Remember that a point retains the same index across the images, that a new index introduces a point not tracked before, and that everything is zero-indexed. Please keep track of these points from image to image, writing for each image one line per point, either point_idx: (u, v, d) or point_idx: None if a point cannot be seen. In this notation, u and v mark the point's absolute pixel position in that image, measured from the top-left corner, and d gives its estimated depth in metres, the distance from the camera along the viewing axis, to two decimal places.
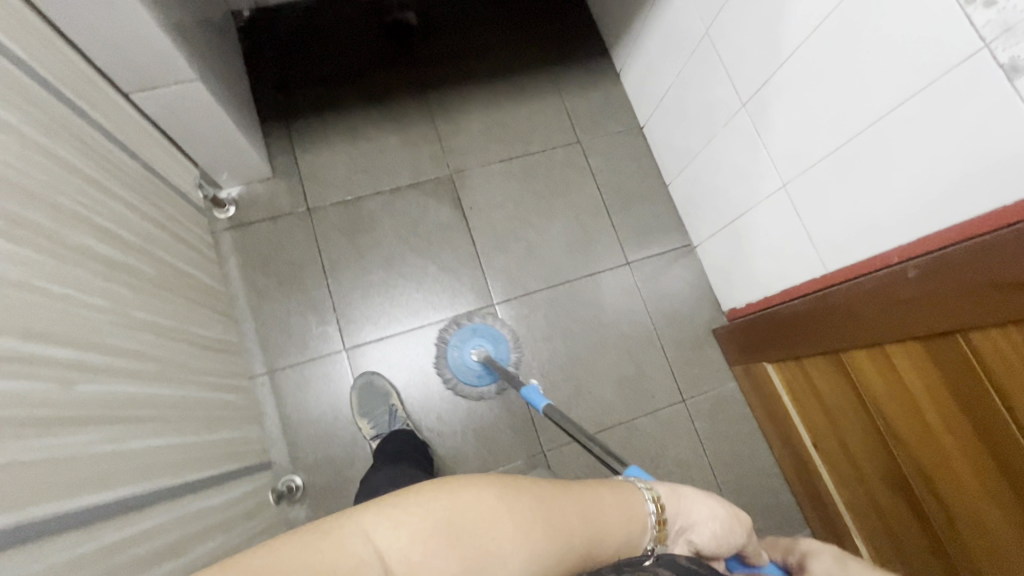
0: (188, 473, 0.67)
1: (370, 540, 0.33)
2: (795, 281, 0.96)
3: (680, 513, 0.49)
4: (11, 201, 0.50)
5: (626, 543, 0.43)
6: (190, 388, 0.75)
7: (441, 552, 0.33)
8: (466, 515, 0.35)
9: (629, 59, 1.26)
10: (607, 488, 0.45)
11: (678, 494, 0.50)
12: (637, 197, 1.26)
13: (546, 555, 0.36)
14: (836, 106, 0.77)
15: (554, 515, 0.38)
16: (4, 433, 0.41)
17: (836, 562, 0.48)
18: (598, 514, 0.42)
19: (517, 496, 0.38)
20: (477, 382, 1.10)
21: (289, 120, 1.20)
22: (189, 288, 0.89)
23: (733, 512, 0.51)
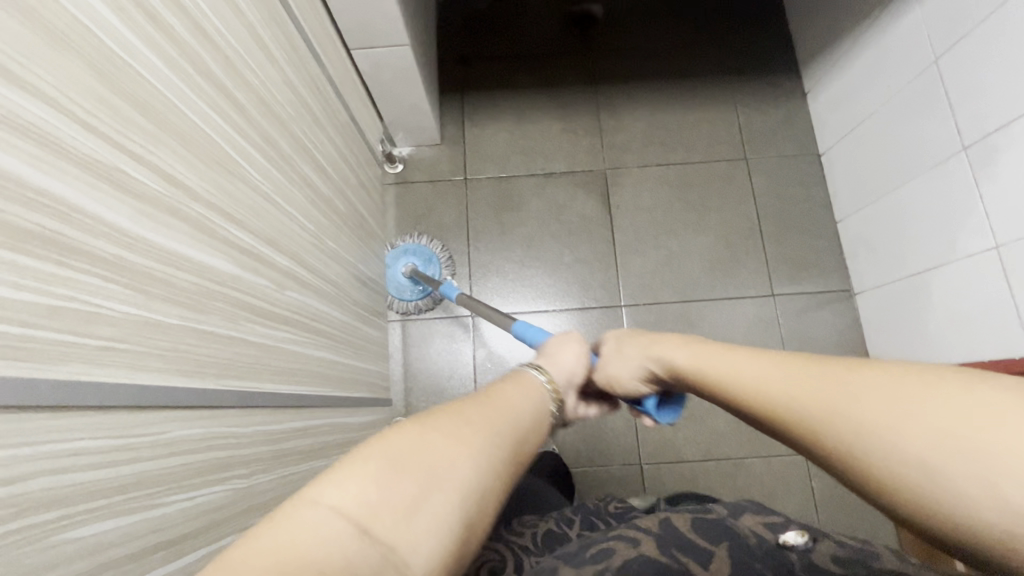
0: (338, 388, 0.75)
1: (320, 509, 0.27)
2: (987, 356, 0.83)
3: (562, 371, 0.56)
4: (270, 125, 0.59)
5: (552, 414, 0.45)
6: (349, 316, 0.83)
7: (394, 480, 0.30)
8: (400, 439, 0.32)
9: (825, 79, 1.16)
10: (511, 380, 0.47)
11: (547, 354, 0.58)
12: (797, 226, 1.17)
13: (497, 448, 0.35)
14: None
15: (482, 415, 0.37)
16: (237, 314, 0.49)
17: (618, 339, 0.59)
18: (515, 398, 0.43)
19: (438, 414, 0.36)
20: (411, 296, 1.12)
21: (465, 94, 1.27)
22: (360, 228, 0.98)
23: (576, 340, 0.61)
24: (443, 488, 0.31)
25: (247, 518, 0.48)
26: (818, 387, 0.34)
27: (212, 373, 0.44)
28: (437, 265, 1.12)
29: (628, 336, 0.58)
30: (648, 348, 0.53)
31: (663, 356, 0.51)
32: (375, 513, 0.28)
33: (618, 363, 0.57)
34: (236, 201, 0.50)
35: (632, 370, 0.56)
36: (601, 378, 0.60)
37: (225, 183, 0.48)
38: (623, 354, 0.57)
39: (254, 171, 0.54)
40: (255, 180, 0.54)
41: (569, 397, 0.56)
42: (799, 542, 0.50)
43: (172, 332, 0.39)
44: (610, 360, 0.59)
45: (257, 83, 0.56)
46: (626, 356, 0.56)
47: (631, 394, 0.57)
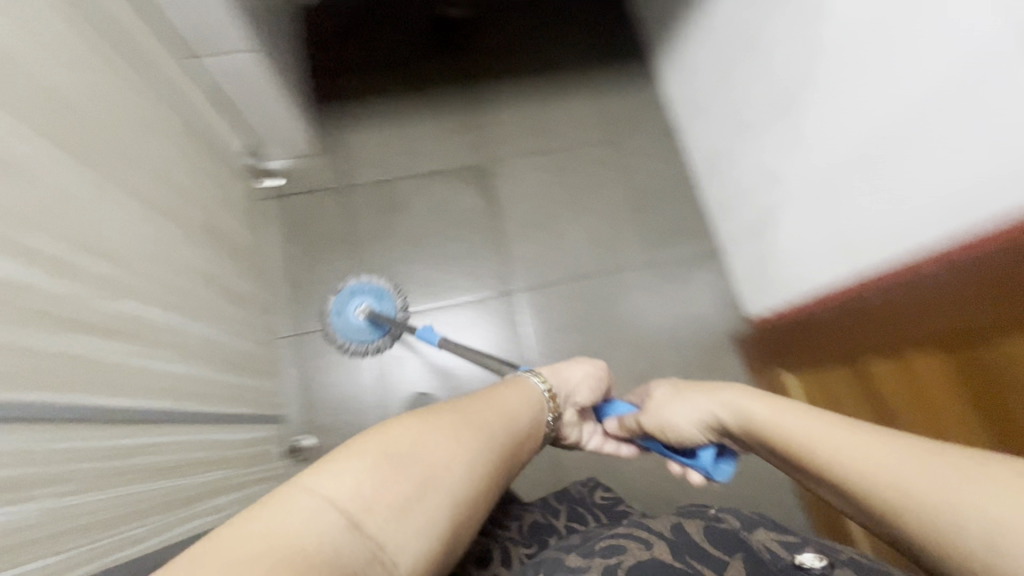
0: (201, 404, 0.71)
1: (318, 493, 0.36)
2: (820, 285, 0.92)
3: (561, 382, 0.69)
4: (77, 123, 0.56)
5: (527, 422, 0.56)
6: (209, 330, 0.79)
7: (389, 479, 0.39)
8: (397, 444, 0.41)
9: (667, 61, 1.27)
10: (505, 389, 0.59)
11: (557, 367, 0.70)
12: (665, 197, 1.26)
13: (475, 453, 0.45)
14: (863, 102, 0.74)
15: (467, 423, 0.48)
16: (40, 320, 0.46)
17: (670, 387, 0.65)
18: (499, 408, 0.54)
19: (435, 422, 0.46)
20: (365, 337, 1.08)
21: (335, 102, 1.26)
22: (222, 240, 0.94)
23: (594, 365, 0.73)
24: (427, 488, 0.40)
25: (69, 538, 0.43)
26: (904, 465, 0.37)
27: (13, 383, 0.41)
28: (393, 302, 1.10)
29: (686, 387, 0.63)
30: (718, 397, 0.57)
31: (739, 407, 0.54)
32: (365, 504, 0.37)
33: (678, 409, 0.61)
34: (28, 204, 0.47)
35: (695, 418, 0.59)
36: (651, 423, 0.64)
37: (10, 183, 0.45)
38: (683, 400, 0.61)
39: (57, 170, 0.51)
40: (59, 178, 0.51)
41: (568, 411, 0.69)
42: (815, 565, 0.48)
43: None
44: (668, 406, 0.62)
45: (54, 79, 0.53)
46: (687, 403, 0.60)
47: (685, 442, 0.61)
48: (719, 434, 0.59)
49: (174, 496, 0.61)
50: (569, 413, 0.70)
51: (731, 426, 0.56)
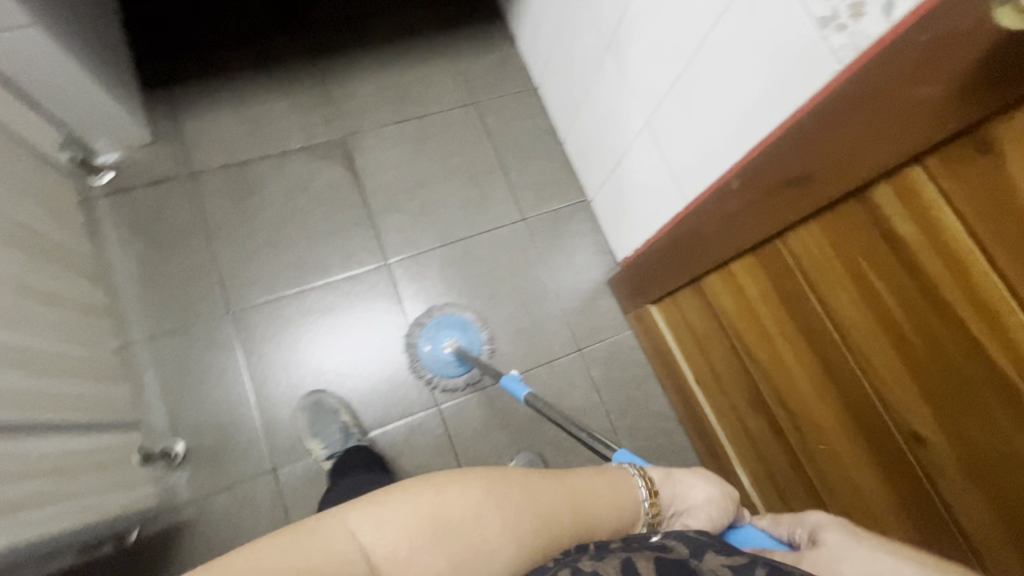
0: (17, 410, 0.65)
1: (357, 537, 0.40)
2: (664, 218, 0.98)
3: (675, 497, 0.56)
4: None
5: (610, 522, 0.49)
6: (25, 335, 0.73)
7: (427, 547, 0.41)
8: (450, 512, 0.42)
9: (520, 19, 1.28)
10: (601, 475, 0.52)
11: (673, 478, 0.57)
12: (532, 154, 1.28)
13: (524, 546, 0.43)
14: (669, 33, 0.78)
15: (535, 510, 0.45)
16: None
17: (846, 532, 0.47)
18: (583, 504, 0.48)
19: (499, 496, 0.44)
20: (451, 372, 1.10)
21: (171, 85, 1.17)
22: (37, 240, 0.85)
23: (720, 490, 0.58)
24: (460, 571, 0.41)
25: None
26: None
27: None
28: (475, 335, 1.13)
29: (869, 535, 0.46)
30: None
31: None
32: (393, 564, 0.40)
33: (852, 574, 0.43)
34: None
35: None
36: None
37: None
38: (847, 554, 0.45)
39: None
40: None
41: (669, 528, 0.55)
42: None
43: None
44: (842, 563, 0.44)
45: None
46: (855, 560, 0.44)
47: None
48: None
49: None
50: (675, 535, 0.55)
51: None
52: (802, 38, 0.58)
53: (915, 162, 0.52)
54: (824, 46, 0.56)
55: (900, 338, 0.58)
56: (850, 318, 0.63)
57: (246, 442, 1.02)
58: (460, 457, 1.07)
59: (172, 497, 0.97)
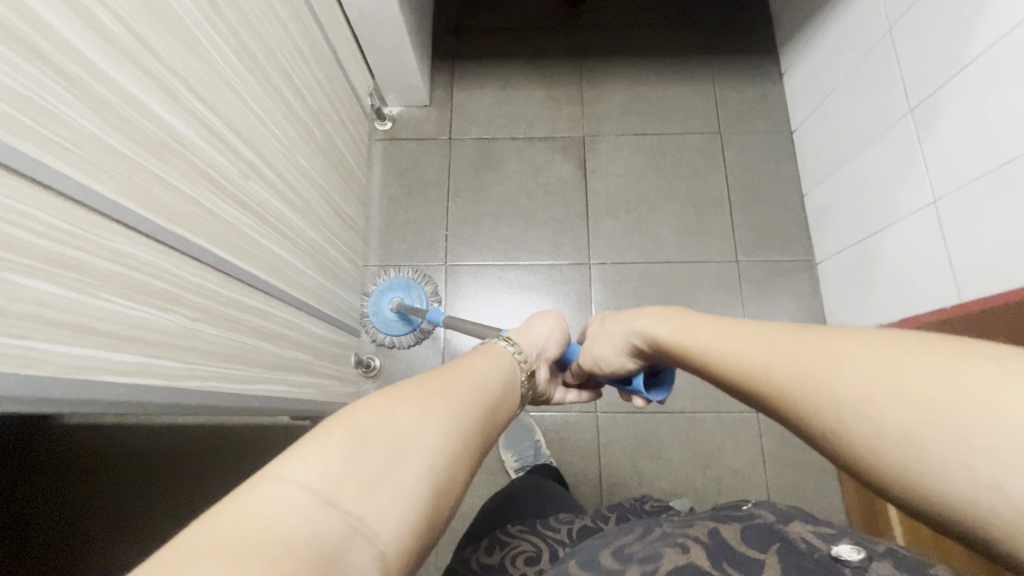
0: (302, 293, 0.82)
1: (281, 481, 0.27)
2: (920, 310, 0.87)
3: (532, 341, 0.65)
4: (254, 45, 0.66)
5: (500, 390, 0.46)
6: (321, 238, 0.90)
7: (359, 458, 0.30)
8: (358, 417, 0.32)
9: (797, 59, 1.21)
10: (472, 363, 0.48)
11: (522, 328, 0.67)
12: (763, 197, 1.21)
13: (448, 416, 0.36)
14: (1017, 112, 0.69)
15: (434, 388, 0.38)
16: (195, 180, 0.55)
17: (599, 319, 0.66)
18: (466, 377, 0.43)
19: (402, 393, 0.36)
20: (397, 331, 1.12)
21: (456, 60, 1.34)
22: (339, 165, 1.04)
23: (554, 323, 0.70)
24: (403, 459, 0.31)
25: (187, 354, 0.55)
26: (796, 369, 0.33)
27: (170, 217, 0.51)
28: (420, 291, 1.14)
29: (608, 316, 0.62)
30: (632, 325, 0.55)
31: (645, 330, 0.52)
32: (342, 489, 0.28)
33: (604, 342, 0.60)
34: (198, 77, 0.55)
35: (618, 347, 0.58)
36: (588, 361, 0.64)
37: (188, 56, 0.53)
38: (606, 330, 0.61)
39: (227, 69, 0.60)
40: (228, 78, 0.60)
41: (537, 368, 0.64)
42: (853, 557, 0.42)
43: (124, 161, 0.45)
44: (600, 338, 0.62)
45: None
46: (609, 333, 0.59)
47: (616, 370, 0.60)
48: (637, 359, 0.57)
49: (262, 357, 0.69)
50: (543, 371, 0.67)
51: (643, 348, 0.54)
52: None
53: None
54: None
55: None
56: None
57: None
58: (603, 468, 1.08)
59: None
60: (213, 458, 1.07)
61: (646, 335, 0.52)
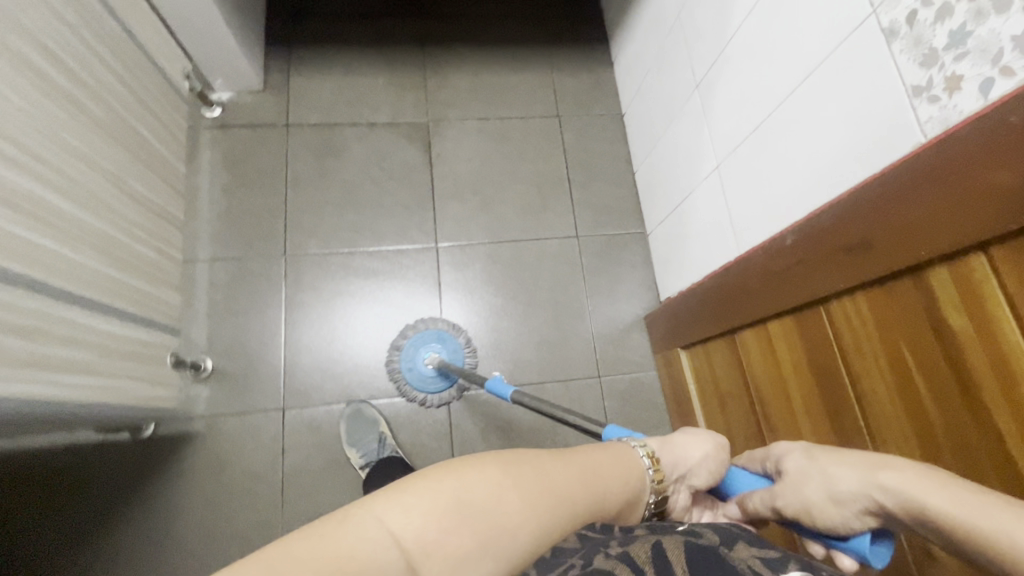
0: (76, 285, 0.73)
1: (385, 523, 0.35)
2: (715, 265, 0.96)
3: (674, 462, 0.54)
4: None
5: (620, 495, 0.47)
6: (108, 226, 0.82)
7: (453, 527, 0.36)
8: (473, 492, 0.38)
9: (622, 47, 1.30)
10: (606, 451, 0.50)
11: (672, 440, 0.56)
12: (600, 176, 1.29)
13: (547, 523, 0.40)
14: (763, 81, 0.78)
15: (551, 490, 0.41)
16: None
17: (806, 453, 0.51)
18: (594, 478, 0.46)
19: (515, 475, 0.41)
20: (433, 388, 1.10)
21: (291, 44, 1.28)
22: (141, 150, 0.95)
23: (717, 443, 0.56)
24: (491, 552, 0.37)
25: None
26: None
27: None
28: (456, 345, 1.11)
29: (825, 454, 0.49)
30: (874, 477, 0.44)
31: (899, 491, 0.42)
32: (425, 547, 0.35)
33: (818, 490, 0.47)
34: None
35: (842, 501, 0.45)
36: (782, 505, 0.49)
37: None
38: (822, 472, 0.47)
39: None
40: None
41: (676, 494, 0.54)
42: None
43: None
44: (810, 485, 0.48)
45: None
46: (827, 478, 0.47)
47: (837, 528, 0.46)
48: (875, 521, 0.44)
49: (16, 355, 0.62)
50: (682, 497, 0.55)
51: (895, 513, 0.42)
52: (892, 99, 0.56)
53: (971, 250, 0.46)
54: (913, 116, 0.53)
55: (923, 428, 0.53)
56: (881, 403, 0.58)
57: (267, 376, 1.08)
58: (456, 447, 1.09)
59: (190, 406, 1.04)
60: (23, 492, 0.99)
61: (895, 494, 0.42)
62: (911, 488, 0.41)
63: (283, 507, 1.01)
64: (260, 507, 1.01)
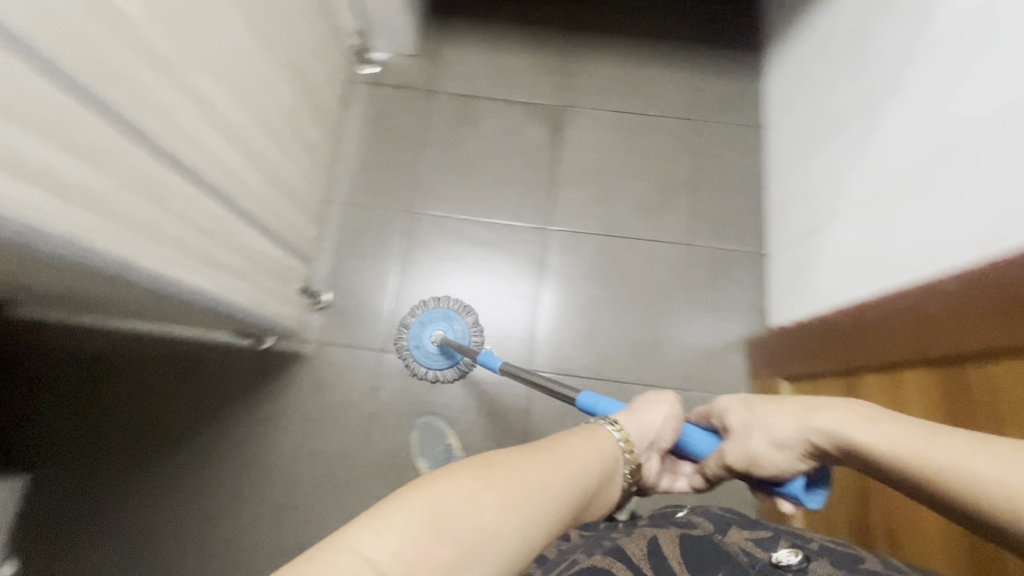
0: (249, 203, 0.83)
1: (359, 551, 0.34)
2: (845, 300, 0.90)
3: (644, 429, 0.61)
4: None
5: (594, 480, 0.50)
6: (275, 157, 0.91)
7: (432, 542, 0.36)
8: (445, 502, 0.39)
9: (779, 56, 1.23)
10: (575, 438, 0.53)
11: (635, 410, 0.63)
12: (727, 187, 1.24)
13: (525, 515, 0.41)
14: (946, 111, 0.71)
15: (522, 482, 0.43)
16: (145, 63, 0.56)
17: (745, 403, 0.62)
18: (566, 463, 0.48)
19: (488, 478, 0.42)
20: (437, 365, 1.11)
21: (447, 14, 1.34)
22: (309, 94, 1.04)
23: (673, 407, 0.65)
24: (475, 557, 0.38)
25: (119, 228, 0.56)
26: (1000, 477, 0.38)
27: (116, 89, 0.53)
28: (463, 324, 1.12)
29: (761, 401, 0.60)
30: (809, 421, 0.53)
31: (829, 428, 0.51)
32: (407, 569, 0.35)
33: (758, 431, 0.58)
34: None
35: (784, 442, 0.56)
36: (737, 455, 0.60)
37: None
38: (764, 419, 0.58)
39: None
40: None
41: (651, 459, 0.62)
42: (792, 562, 0.48)
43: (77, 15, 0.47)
44: (751, 429, 0.59)
45: None
46: (769, 424, 0.57)
47: (777, 470, 0.57)
48: (812, 458, 0.55)
49: (197, 251, 0.71)
50: (655, 459, 0.63)
51: (828, 448, 0.52)
52: None
53: None
54: None
55: None
56: None
57: (373, 319, 1.16)
58: (531, 424, 1.11)
59: (304, 332, 1.14)
60: (157, 375, 1.11)
61: (829, 432, 0.51)
62: (845, 427, 0.50)
63: (366, 439, 1.10)
64: (348, 434, 1.10)
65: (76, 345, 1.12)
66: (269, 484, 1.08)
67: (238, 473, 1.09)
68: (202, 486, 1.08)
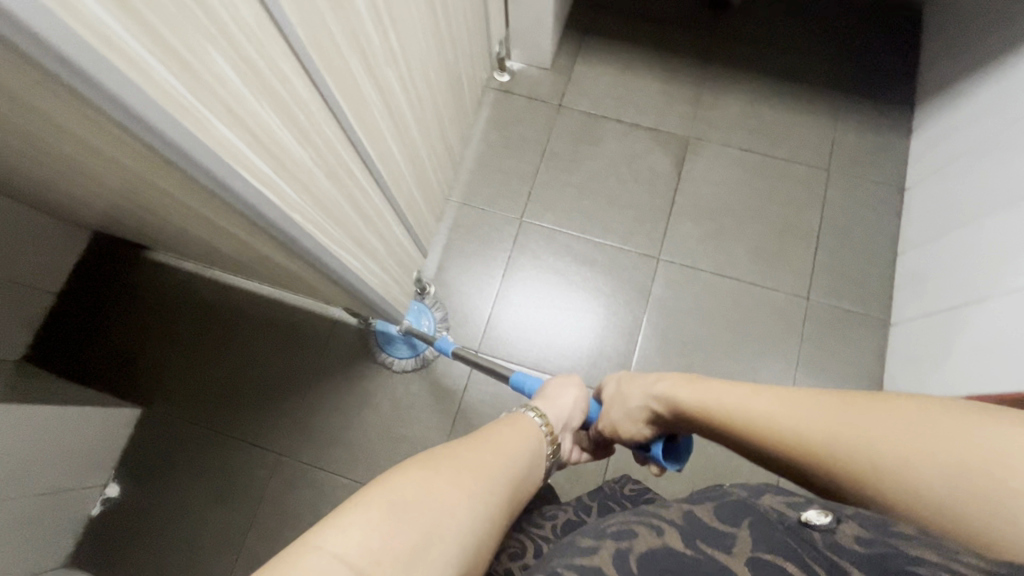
0: (397, 193, 0.87)
1: (325, 549, 0.33)
2: (991, 390, 0.83)
3: (557, 409, 0.66)
4: None
5: (527, 457, 0.52)
6: (422, 153, 0.95)
7: (395, 530, 0.36)
8: (401, 492, 0.38)
9: (935, 116, 1.16)
10: (504, 428, 0.55)
11: (549, 396, 0.67)
12: (854, 244, 1.17)
13: (476, 496, 0.42)
14: None
15: (466, 467, 0.44)
16: (356, 55, 0.59)
17: (616, 379, 0.71)
18: (497, 445, 0.50)
19: (436, 468, 0.42)
20: (400, 352, 1.14)
21: (587, 32, 1.35)
22: (455, 95, 1.08)
23: (579, 388, 0.70)
24: (436, 537, 0.37)
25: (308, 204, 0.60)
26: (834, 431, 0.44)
27: (333, 77, 0.56)
28: (431, 318, 1.14)
29: (622, 378, 0.70)
30: (653, 390, 0.62)
31: (664, 393, 0.60)
32: (376, 560, 0.34)
33: (619, 405, 0.67)
34: None
35: (633, 411, 0.65)
36: (608, 424, 0.70)
37: None
38: (623, 394, 0.67)
39: None
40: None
41: (564, 438, 0.66)
42: (820, 520, 0.41)
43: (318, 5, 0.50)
44: (614, 405, 0.68)
45: None
46: (625, 396, 0.66)
47: (636, 437, 0.66)
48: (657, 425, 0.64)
49: (355, 234, 0.75)
50: (567, 439, 0.67)
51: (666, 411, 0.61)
52: None
53: None
54: None
55: None
56: None
57: (471, 320, 1.19)
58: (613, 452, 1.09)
59: None
60: (263, 337, 1.19)
61: (665, 397, 0.60)
62: (681, 396, 0.58)
63: (446, 434, 1.12)
64: (431, 426, 1.12)
65: (195, 292, 1.21)
66: (350, 461, 1.12)
67: (324, 443, 1.13)
68: (286, 447, 1.13)
